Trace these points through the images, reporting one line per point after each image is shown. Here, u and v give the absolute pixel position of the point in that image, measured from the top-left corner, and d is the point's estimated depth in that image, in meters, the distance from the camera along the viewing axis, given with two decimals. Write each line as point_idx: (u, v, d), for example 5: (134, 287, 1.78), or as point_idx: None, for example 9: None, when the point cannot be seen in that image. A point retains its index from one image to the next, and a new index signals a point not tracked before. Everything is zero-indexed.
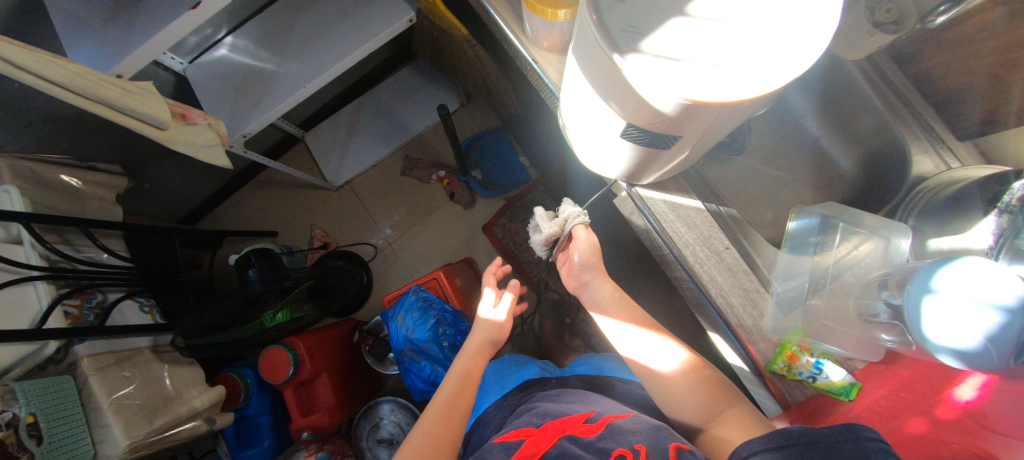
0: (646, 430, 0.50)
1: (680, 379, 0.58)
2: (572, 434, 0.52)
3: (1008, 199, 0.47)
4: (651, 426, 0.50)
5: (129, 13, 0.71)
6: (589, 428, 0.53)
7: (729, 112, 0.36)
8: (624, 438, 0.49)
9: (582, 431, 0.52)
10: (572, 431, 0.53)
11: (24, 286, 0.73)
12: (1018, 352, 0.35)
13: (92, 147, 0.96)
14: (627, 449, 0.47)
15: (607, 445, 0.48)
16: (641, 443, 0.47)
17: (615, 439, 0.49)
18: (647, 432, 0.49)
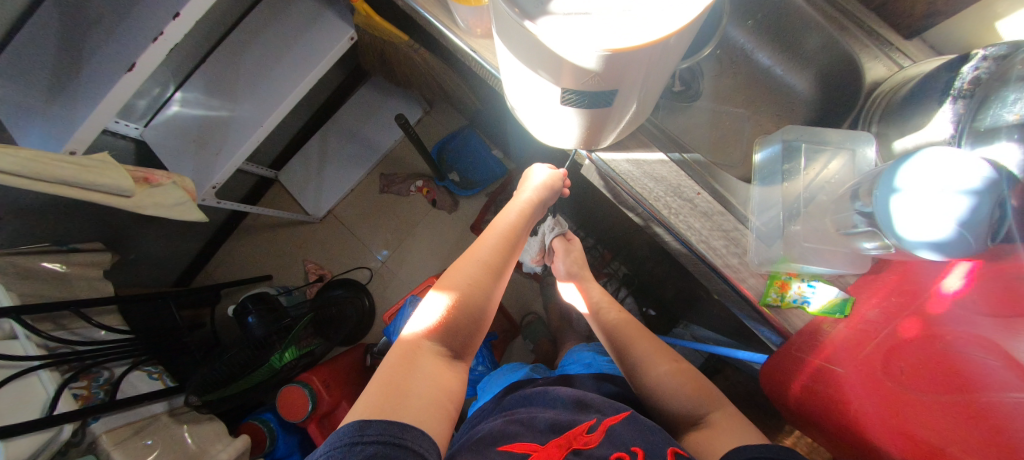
0: (639, 433, 0.52)
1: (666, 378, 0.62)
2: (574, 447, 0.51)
3: (959, 84, 0.47)
4: (642, 427, 0.53)
5: (67, 89, 0.70)
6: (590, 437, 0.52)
7: (653, 58, 0.36)
8: (622, 443, 0.50)
9: (585, 441, 0.52)
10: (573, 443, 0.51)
11: (28, 378, 0.73)
12: (992, 232, 0.35)
13: (68, 229, 0.96)
14: (625, 452, 0.49)
15: (603, 451, 0.49)
16: (637, 446, 0.49)
17: (611, 443, 0.51)
18: (639, 433, 0.52)
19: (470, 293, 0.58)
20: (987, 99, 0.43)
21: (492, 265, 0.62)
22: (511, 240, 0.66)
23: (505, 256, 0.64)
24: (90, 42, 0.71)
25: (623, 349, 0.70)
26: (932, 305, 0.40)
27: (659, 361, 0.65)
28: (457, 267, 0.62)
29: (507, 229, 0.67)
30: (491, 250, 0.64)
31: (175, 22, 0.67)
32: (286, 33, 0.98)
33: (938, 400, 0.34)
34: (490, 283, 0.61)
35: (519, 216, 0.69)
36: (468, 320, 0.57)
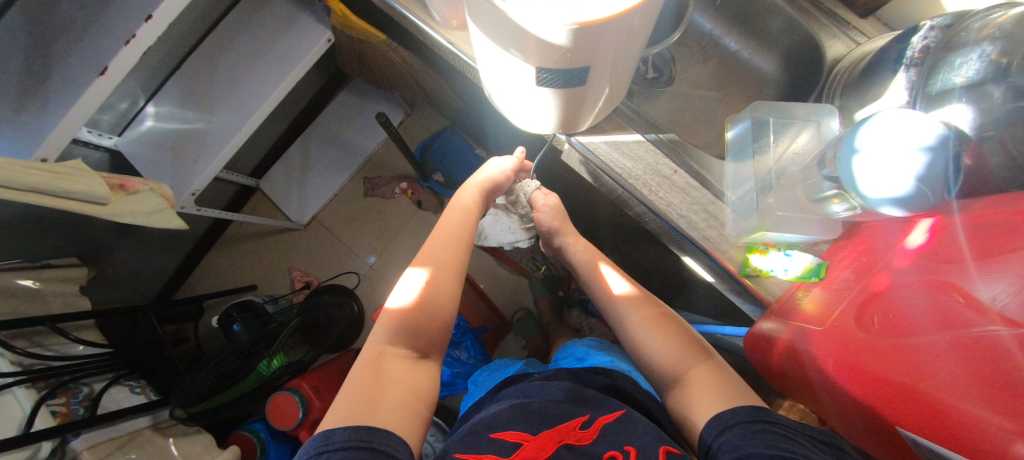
0: (637, 433, 0.52)
1: (649, 328, 0.61)
2: (569, 444, 0.51)
3: (910, 54, 0.50)
4: (644, 430, 0.53)
5: (36, 95, 0.68)
6: (584, 435, 0.52)
7: (621, 31, 0.37)
8: (616, 442, 0.51)
9: (579, 438, 0.52)
10: (568, 440, 0.52)
11: (3, 396, 0.70)
12: (947, 186, 0.38)
13: (39, 245, 0.93)
14: (618, 451, 0.49)
15: (597, 450, 0.49)
16: (631, 445, 0.50)
17: (607, 442, 0.51)
18: (639, 435, 0.52)
19: (426, 293, 0.58)
20: (937, 64, 0.46)
21: (446, 261, 0.63)
22: (463, 236, 0.68)
23: (457, 252, 0.65)
24: (60, 48, 0.69)
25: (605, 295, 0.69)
26: (894, 258, 0.42)
27: (640, 311, 0.63)
28: (413, 269, 0.62)
29: (458, 225, 0.69)
30: (443, 247, 0.65)
31: (148, 24, 0.66)
32: (262, 37, 0.97)
33: (893, 346, 0.37)
34: (447, 278, 0.61)
35: (468, 213, 0.72)
36: (431, 318, 0.57)
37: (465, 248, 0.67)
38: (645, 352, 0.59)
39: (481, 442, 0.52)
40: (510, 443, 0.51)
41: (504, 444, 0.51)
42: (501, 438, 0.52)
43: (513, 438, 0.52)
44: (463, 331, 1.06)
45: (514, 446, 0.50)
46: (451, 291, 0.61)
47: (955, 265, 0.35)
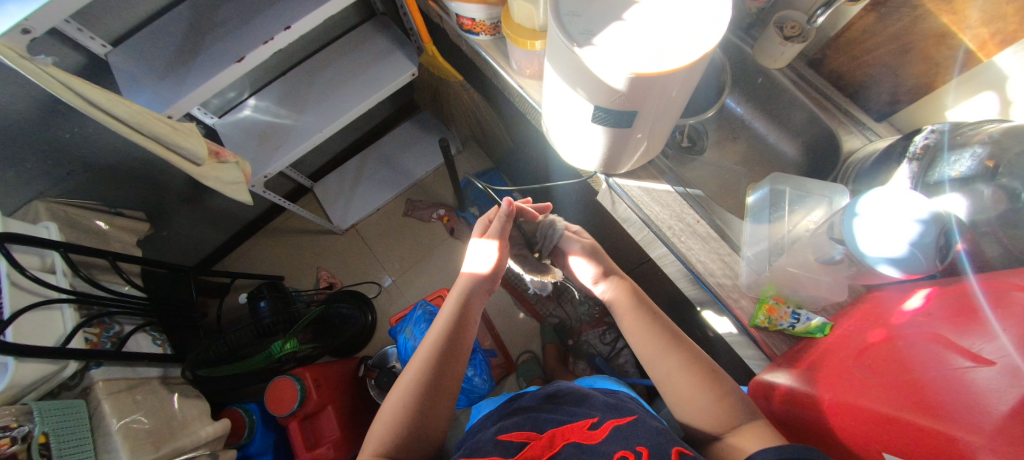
0: (649, 434, 0.47)
1: (694, 380, 0.54)
2: (575, 442, 0.48)
3: (914, 149, 0.57)
4: (655, 428, 0.48)
5: (180, 68, 0.83)
6: (592, 434, 0.49)
7: (666, 91, 0.48)
8: (628, 441, 0.46)
9: (586, 438, 0.49)
10: (573, 438, 0.49)
11: (54, 311, 0.77)
12: (938, 255, 0.44)
13: (122, 195, 1.06)
14: (630, 451, 0.44)
15: (609, 448, 0.46)
16: (643, 446, 0.45)
17: (619, 442, 0.47)
18: (648, 433, 0.47)
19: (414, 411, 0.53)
20: (936, 160, 0.54)
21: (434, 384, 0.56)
22: (452, 346, 0.59)
23: (447, 359, 0.58)
24: (211, 36, 0.85)
25: (653, 345, 0.60)
26: (893, 316, 0.46)
27: (682, 365, 0.56)
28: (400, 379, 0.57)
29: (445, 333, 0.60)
30: (434, 358, 0.57)
31: (286, 32, 0.83)
32: (357, 63, 1.16)
33: (888, 383, 0.38)
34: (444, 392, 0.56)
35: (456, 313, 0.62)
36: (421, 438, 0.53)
37: (462, 352, 0.60)
38: (689, 404, 0.54)
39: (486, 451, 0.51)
40: (516, 443, 0.51)
41: (507, 445, 0.51)
42: (506, 440, 0.52)
43: (519, 437, 0.52)
44: (473, 348, 1.06)
45: (519, 444, 0.50)
46: (443, 409, 0.56)
47: (948, 322, 0.39)
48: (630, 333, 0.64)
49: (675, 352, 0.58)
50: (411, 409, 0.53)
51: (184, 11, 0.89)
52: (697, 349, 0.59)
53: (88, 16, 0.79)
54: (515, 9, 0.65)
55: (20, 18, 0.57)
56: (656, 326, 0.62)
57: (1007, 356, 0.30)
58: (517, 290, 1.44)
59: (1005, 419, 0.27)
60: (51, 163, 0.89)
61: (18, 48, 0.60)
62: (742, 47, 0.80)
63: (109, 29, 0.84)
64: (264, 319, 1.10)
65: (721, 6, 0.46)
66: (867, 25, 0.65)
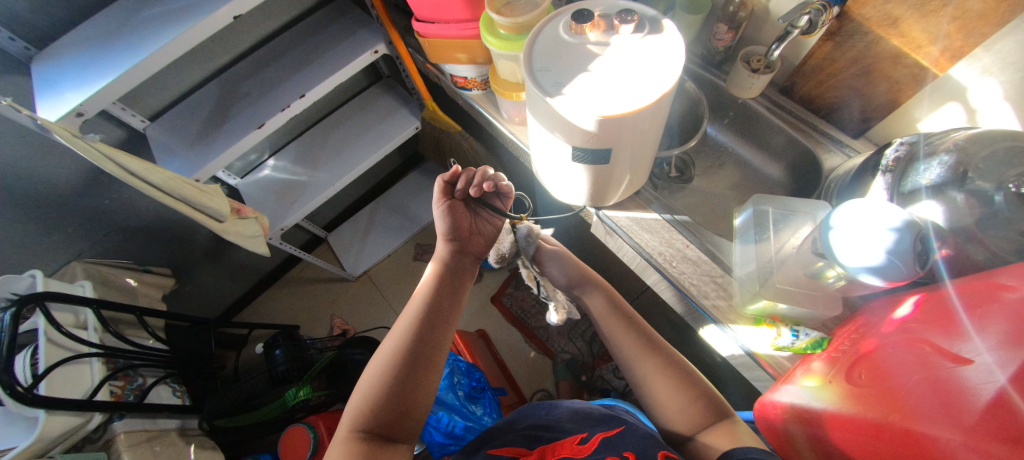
0: (637, 439, 0.49)
1: (672, 380, 0.56)
2: (565, 456, 0.50)
3: (885, 162, 0.59)
4: (642, 434, 0.50)
5: (208, 136, 0.93)
6: (582, 448, 0.51)
7: (635, 129, 0.52)
8: (616, 447, 0.49)
9: (576, 452, 0.50)
10: (565, 453, 0.51)
11: (84, 365, 0.82)
12: (916, 261, 0.44)
13: (151, 255, 1.14)
14: (617, 456, 0.47)
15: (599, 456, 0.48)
16: (630, 450, 0.47)
17: (607, 449, 0.49)
18: (636, 439, 0.49)
19: (393, 383, 0.51)
20: (907, 170, 0.56)
21: (415, 352, 0.54)
22: (434, 315, 0.59)
23: (429, 326, 0.57)
24: (237, 107, 0.96)
25: (635, 342, 0.61)
26: (883, 326, 0.46)
27: (648, 363, 0.58)
28: (378, 352, 0.55)
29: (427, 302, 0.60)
30: (414, 334, 0.56)
31: (301, 99, 0.94)
32: (365, 122, 1.27)
33: (882, 388, 0.38)
34: (427, 362, 0.54)
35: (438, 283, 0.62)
36: (399, 409, 0.50)
37: (445, 320, 0.59)
38: (665, 406, 0.56)
39: None
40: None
41: None
42: (497, 457, 0.53)
43: (509, 452, 0.55)
44: (483, 386, 1.05)
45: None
46: (427, 380, 0.54)
47: (932, 326, 0.39)
48: (612, 337, 0.63)
49: (655, 352, 0.59)
50: (388, 385, 0.51)
51: (213, 88, 1.01)
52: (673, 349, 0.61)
53: (132, 97, 0.91)
54: (500, 67, 0.72)
55: (76, 103, 0.68)
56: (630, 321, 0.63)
57: (981, 355, 0.31)
58: (527, 328, 1.44)
59: (984, 415, 0.28)
60: (88, 227, 0.98)
61: (72, 128, 0.70)
62: (715, 81, 0.85)
63: (149, 107, 0.95)
64: (279, 365, 1.13)
65: (676, 50, 0.51)
66: (826, 53, 0.69)
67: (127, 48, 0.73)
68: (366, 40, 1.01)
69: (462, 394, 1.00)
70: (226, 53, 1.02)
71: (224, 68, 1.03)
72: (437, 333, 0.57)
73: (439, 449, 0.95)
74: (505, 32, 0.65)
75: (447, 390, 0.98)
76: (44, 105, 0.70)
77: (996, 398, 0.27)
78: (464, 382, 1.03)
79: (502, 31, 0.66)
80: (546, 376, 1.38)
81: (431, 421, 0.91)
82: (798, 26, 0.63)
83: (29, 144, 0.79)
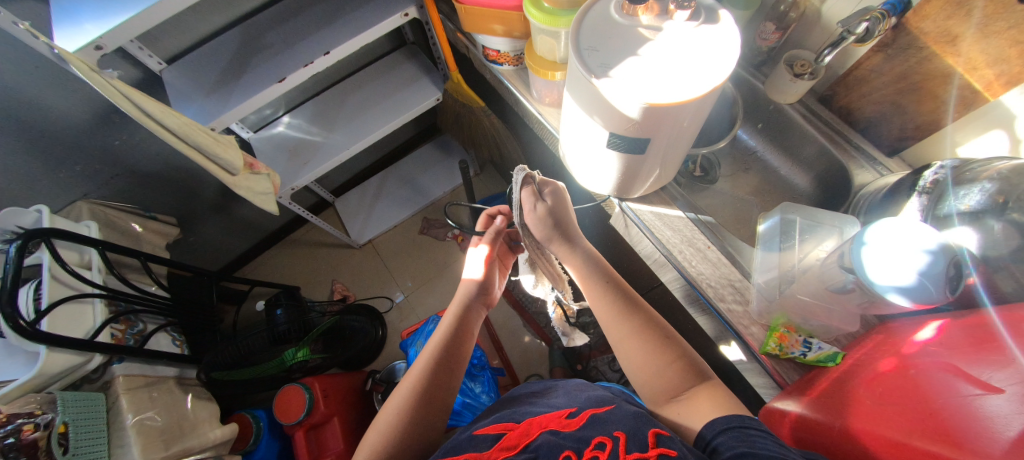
0: (626, 418, 0.47)
1: (649, 345, 0.55)
2: (553, 428, 0.48)
3: (923, 183, 0.58)
4: (633, 412, 0.47)
5: (226, 85, 0.90)
6: (571, 422, 0.49)
7: (677, 121, 0.51)
8: (604, 427, 0.46)
9: (566, 425, 0.49)
10: (553, 426, 0.49)
11: (86, 305, 0.81)
12: (948, 286, 0.44)
13: (157, 201, 1.13)
14: (607, 437, 0.44)
15: (587, 434, 0.46)
16: (620, 430, 0.44)
17: (596, 428, 0.46)
18: (627, 419, 0.46)
19: (422, 402, 0.52)
20: (943, 196, 0.55)
21: (429, 393, 0.53)
22: (457, 346, 0.60)
23: (445, 368, 0.56)
24: (257, 57, 0.93)
25: (611, 312, 0.60)
26: (903, 346, 0.46)
27: (620, 326, 0.59)
28: (394, 390, 0.54)
29: (442, 343, 0.59)
30: (443, 355, 0.57)
31: (325, 57, 0.90)
32: (385, 87, 1.24)
33: (902, 410, 0.39)
34: (451, 382, 0.56)
35: (453, 324, 0.62)
36: (420, 448, 0.50)
37: (463, 356, 0.60)
38: (642, 370, 0.54)
39: (459, 441, 0.52)
40: (492, 434, 0.51)
41: (485, 436, 0.51)
42: (482, 433, 0.52)
43: (495, 429, 0.52)
44: (482, 365, 1.06)
45: (496, 436, 0.51)
46: (445, 407, 0.55)
47: (961, 353, 0.39)
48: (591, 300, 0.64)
49: (631, 318, 0.59)
50: (415, 404, 0.52)
51: (233, 35, 0.97)
52: (654, 314, 0.60)
53: (150, 36, 0.87)
54: (538, 44, 0.69)
55: (95, 36, 0.65)
56: (616, 294, 0.62)
57: (1016, 385, 0.31)
58: (526, 312, 1.45)
59: (1013, 444, 0.27)
60: (96, 167, 0.96)
61: (90, 62, 0.68)
62: (754, 82, 0.82)
63: (166, 48, 0.92)
64: (279, 325, 1.12)
65: (731, 44, 0.49)
66: (874, 65, 0.67)
67: None
68: (395, 2, 0.97)
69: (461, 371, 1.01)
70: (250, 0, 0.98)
71: (247, 15, 0.99)
72: (461, 354, 0.59)
73: None
74: (549, 5, 0.63)
75: None
76: (62, 34, 0.67)
77: None
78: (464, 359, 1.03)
79: (545, 5, 0.63)
80: (541, 361, 1.39)
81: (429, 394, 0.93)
82: (854, 33, 0.61)
83: (43, 74, 0.76)
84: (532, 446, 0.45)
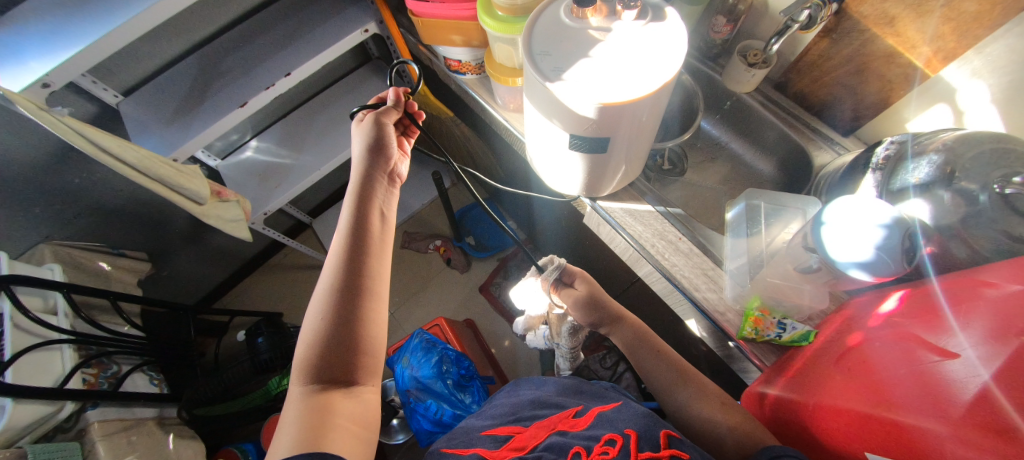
0: (637, 419, 0.49)
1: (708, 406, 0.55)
2: (560, 429, 0.50)
3: (876, 160, 0.60)
4: (642, 413, 0.50)
5: (187, 113, 0.88)
6: (578, 421, 0.52)
7: (634, 118, 0.52)
8: (615, 426, 0.48)
9: (573, 425, 0.51)
10: (561, 427, 0.51)
11: (54, 352, 0.79)
12: (905, 257, 0.45)
13: (125, 238, 1.09)
14: (618, 434, 0.45)
15: (598, 432, 0.47)
16: (632, 429, 0.46)
17: (607, 427, 0.48)
18: (637, 419, 0.48)
19: (338, 306, 0.51)
20: (896, 168, 0.57)
21: (347, 291, 0.52)
22: (361, 239, 0.58)
23: (360, 258, 0.56)
24: (216, 84, 0.91)
25: (668, 375, 0.61)
26: (868, 320, 0.47)
27: (691, 393, 0.58)
28: (311, 298, 0.52)
29: (349, 234, 0.58)
30: (349, 255, 0.55)
31: (286, 78, 0.90)
32: (353, 104, 1.23)
33: (869, 383, 0.39)
34: (364, 278, 0.55)
35: (354, 208, 0.60)
36: (347, 350, 0.49)
37: (370, 246, 0.58)
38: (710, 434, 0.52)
39: (475, 441, 0.56)
40: (501, 437, 0.55)
41: (495, 437, 0.55)
42: (492, 434, 0.56)
43: (505, 431, 0.56)
44: (471, 375, 1.05)
45: (505, 438, 0.54)
46: (369, 309, 0.53)
47: (917, 322, 0.40)
48: (647, 370, 0.64)
49: (687, 384, 0.59)
50: (331, 310, 0.51)
51: (191, 62, 0.95)
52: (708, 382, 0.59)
53: (104, 69, 0.85)
54: (497, 51, 0.70)
55: (41, 73, 0.63)
56: (665, 362, 0.62)
57: (969, 348, 0.32)
58: (514, 318, 1.45)
59: (971, 406, 0.29)
60: (58, 207, 0.93)
61: (38, 100, 0.65)
62: (711, 74, 0.85)
63: (122, 80, 0.90)
64: (261, 354, 1.08)
65: (678, 39, 0.50)
66: (822, 50, 0.69)
67: (98, 17, 0.68)
68: (355, 19, 0.97)
69: (450, 383, 1.00)
70: (207, 26, 0.96)
71: (204, 42, 0.98)
72: (366, 245, 0.57)
73: (426, 439, 0.96)
74: (502, 13, 0.63)
75: (436, 379, 0.99)
76: (6, 74, 0.65)
77: (988, 385, 0.28)
78: (453, 370, 1.02)
79: (500, 14, 0.64)
80: (533, 365, 1.39)
81: (418, 409, 0.93)
82: (798, 20, 0.63)
83: None
84: (538, 447, 0.47)
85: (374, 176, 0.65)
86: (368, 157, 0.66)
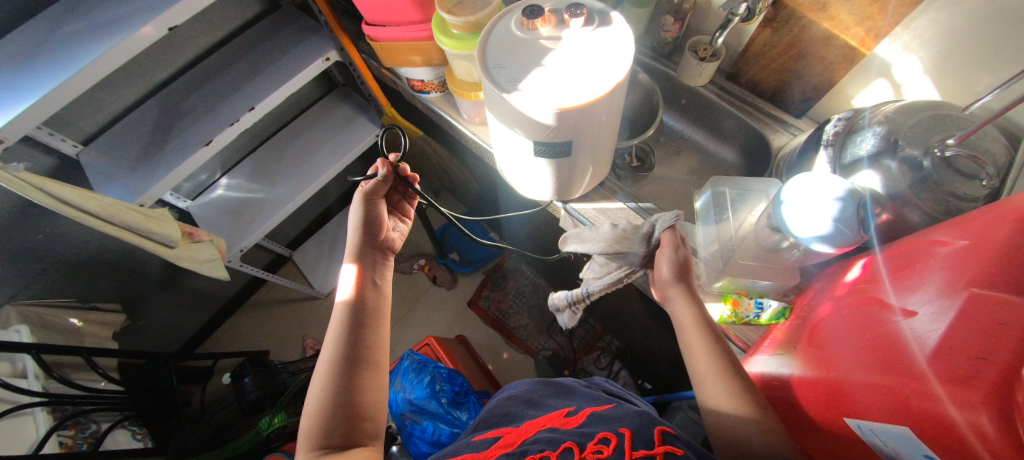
0: (630, 416, 0.48)
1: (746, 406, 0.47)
2: (551, 425, 0.50)
3: (827, 136, 0.63)
4: (635, 411, 0.49)
5: (150, 157, 0.87)
6: (570, 419, 0.51)
7: (592, 120, 0.53)
8: (608, 425, 0.47)
9: (563, 423, 0.51)
10: (552, 424, 0.51)
11: (26, 417, 0.75)
12: (859, 226, 0.47)
13: (95, 290, 1.06)
14: (612, 433, 0.45)
15: (590, 431, 0.47)
16: (625, 427, 0.45)
17: (600, 425, 0.48)
18: (630, 416, 0.48)
19: (342, 374, 0.50)
20: (847, 143, 0.59)
21: (350, 360, 0.52)
22: (363, 309, 0.58)
23: (361, 329, 0.56)
24: (180, 125, 0.91)
25: (712, 365, 0.51)
26: (836, 290, 0.49)
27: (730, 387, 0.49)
28: (315, 370, 0.51)
29: (350, 306, 0.57)
30: (352, 325, 0.55)
31: (251, 112, 0.90)
32: (323, 133, 1.23)
33: (840, 349, 0.40)
34: (368, 348, 0.54)
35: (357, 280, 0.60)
36: (351, 416, 0.48)
37: (373, 316, 0.58)
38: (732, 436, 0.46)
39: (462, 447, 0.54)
40: (490, 438, 0.54)
41: (484, 440, 0.54)
42: (481, 438, 0.55)
43: (494, 433, 0.55)
44: (466, 391, 1.04)
45: (494, 439, 0.53)
46: (373, 378, 0.52)
47: (878, 286, 0.41)
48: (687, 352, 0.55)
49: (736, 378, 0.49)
50: (336, 379, 0.50)
51: (152, 105, 0.95)
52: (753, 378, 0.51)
53: (58, 120, 0.83)
54: (456, 68, 0.71)
55: None
56: (719, 352, 0.52)
57: (929, 304, 0.33)
58: (506, 329, 1.44)
59: (935, 356, 0.29)
60: (19, 265, 0.89)
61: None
62: (666, 71, 0.88)
63: (80, 130, 0.88)
64: (249, 394, 1.07)
65: (625, 41, 0.52)
66: (765, 40, 0.73)
67: (52, 67, 0.67)
68: (316, 49, 0.98)
69: (445, 401, 0.99)
70: (164, 69, 0.96)
71: (163, 84, 0.97)
72: (369, 316, 0.58)
73: None
74: (458, 31, 0.65)
75: (430, 398, 0.97)
76: None
77: (949, 335, 0.29)
78: (447, 388, 1.01)
79: (455, 32, 0.65)
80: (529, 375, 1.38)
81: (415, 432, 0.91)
82: (738, 13, 0.67)
83: None
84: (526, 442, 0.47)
85: (371, 253, 0.65)
86: (362, 234, 0.65)
